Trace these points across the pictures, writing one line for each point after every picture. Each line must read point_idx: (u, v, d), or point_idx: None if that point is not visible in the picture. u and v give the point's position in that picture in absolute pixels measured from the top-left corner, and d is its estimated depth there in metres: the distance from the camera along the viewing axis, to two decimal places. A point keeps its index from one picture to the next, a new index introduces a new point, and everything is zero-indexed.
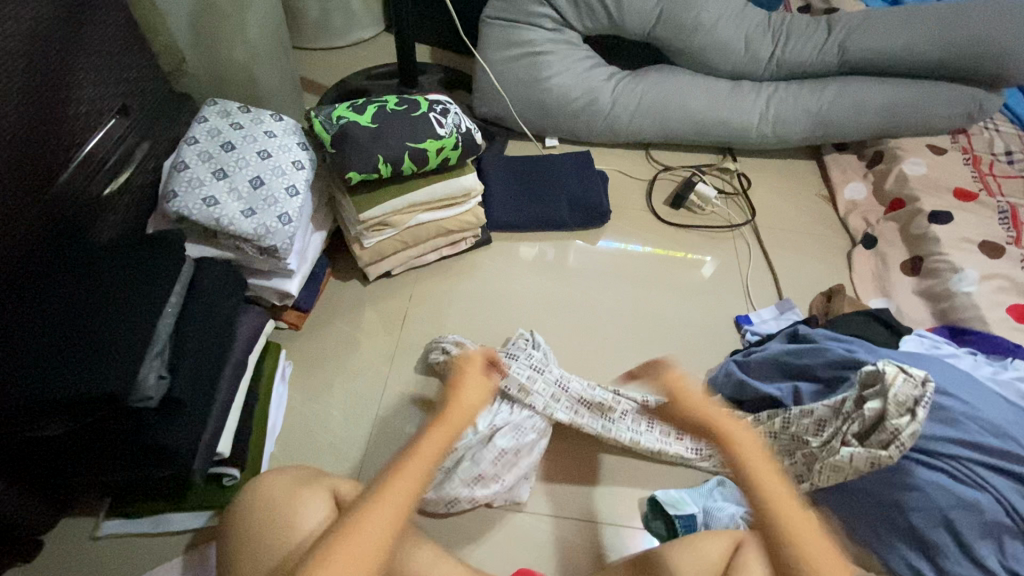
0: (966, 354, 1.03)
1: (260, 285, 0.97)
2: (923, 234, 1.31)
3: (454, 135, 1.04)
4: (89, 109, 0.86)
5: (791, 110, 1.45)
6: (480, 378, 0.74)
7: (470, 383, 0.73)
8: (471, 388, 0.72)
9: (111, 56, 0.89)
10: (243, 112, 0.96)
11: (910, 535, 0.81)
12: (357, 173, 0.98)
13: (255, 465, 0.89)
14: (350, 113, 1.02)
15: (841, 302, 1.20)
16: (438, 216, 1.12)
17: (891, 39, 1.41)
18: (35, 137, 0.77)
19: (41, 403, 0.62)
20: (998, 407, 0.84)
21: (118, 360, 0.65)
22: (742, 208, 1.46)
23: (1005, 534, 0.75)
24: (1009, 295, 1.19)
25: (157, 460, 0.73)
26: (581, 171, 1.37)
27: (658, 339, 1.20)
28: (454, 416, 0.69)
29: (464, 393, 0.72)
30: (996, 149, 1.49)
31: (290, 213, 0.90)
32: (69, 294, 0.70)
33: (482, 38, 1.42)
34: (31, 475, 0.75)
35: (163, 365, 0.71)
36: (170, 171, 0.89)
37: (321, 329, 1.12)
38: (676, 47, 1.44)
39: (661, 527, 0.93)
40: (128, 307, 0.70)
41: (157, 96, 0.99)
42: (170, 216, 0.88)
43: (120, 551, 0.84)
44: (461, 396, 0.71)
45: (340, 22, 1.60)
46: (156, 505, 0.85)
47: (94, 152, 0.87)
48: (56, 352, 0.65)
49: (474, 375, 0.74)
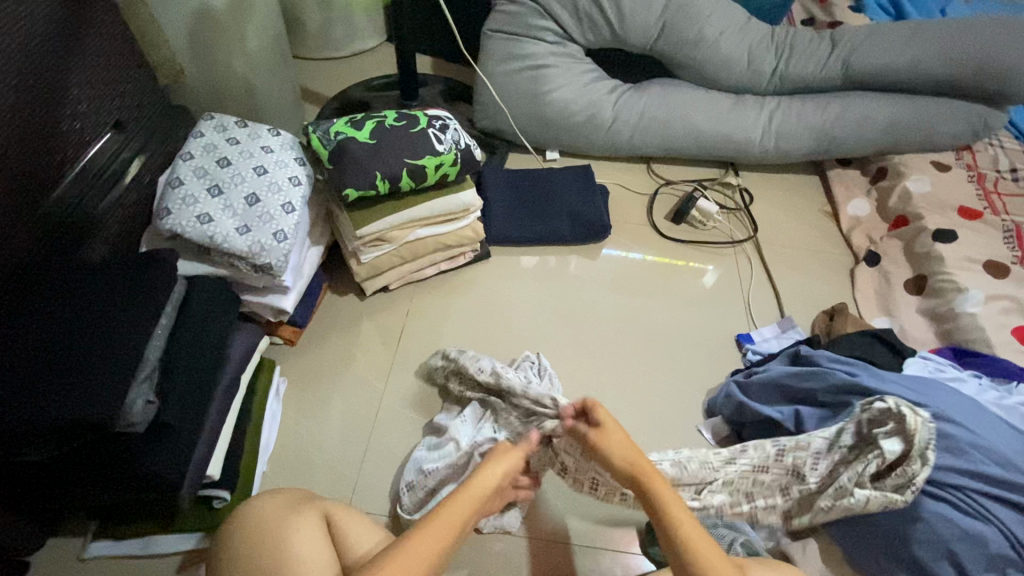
0: (972, 378, 1.01)
1: (255, 302, 0.95)
2: (927, 253, 1.29)
3: (453, 151, 1.03)
4: (83, 124, 0.85)
5: (794, 125, 1.44)
6: (513, 456, 0.81)
7: (500, 460, 0.80)
8: (502, 461, 0.79)
9: (107, 70, 0.89)
10: (240, 127, 0.95)
11: (914, 569, 0.78)
12: (354, 189, 0.97)
13: (247, 486, 0.88)
14: (348, 128, 1.01)
15: (843, 321, 1.18)
16: (436, 232, 1.11)
17: (896, 55, 1.40)
18: (27, 154, 0.77)
19: (25, 430, 0.61)
20: (1004, 436, 0.82)
21: (104, 387, 0.64)
22: (744, 223, 1.45)
23: (1010, 567, 0.74)
24: (1014, 317, 1.17)
25: (144, 485, 0.71)
26: (581, 185, 1.35)
27: (658, 357, 1.19)
28: (476, 489, 0.76)
29: (492, 467, 0.78)
30: (1001, 166, 1.47)
31: (286, 230, 0.89)
32: (57, 316, 0.69)
33: (483, 51, 1.42)
34: (16, 497, 0.74)
35: (151, 390, 0.70)
36: (165, 187, 0.88)
37: (317, 344, 1.11)
38: (678, 61, 1.43)
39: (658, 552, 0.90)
40: (117, 330, 0.68)
41: (154, 110, 0.99)
42: (163, 232, 0.87)
43: (107, 573, 0.83)
44: (492, 466, 0.78)
45: (341, 32, 1.60)
46: (144, 527, 0.83)
47: (88, 168, 0.86)
48: (41, 377, 0.64)
49: (510, 452, 0.81)
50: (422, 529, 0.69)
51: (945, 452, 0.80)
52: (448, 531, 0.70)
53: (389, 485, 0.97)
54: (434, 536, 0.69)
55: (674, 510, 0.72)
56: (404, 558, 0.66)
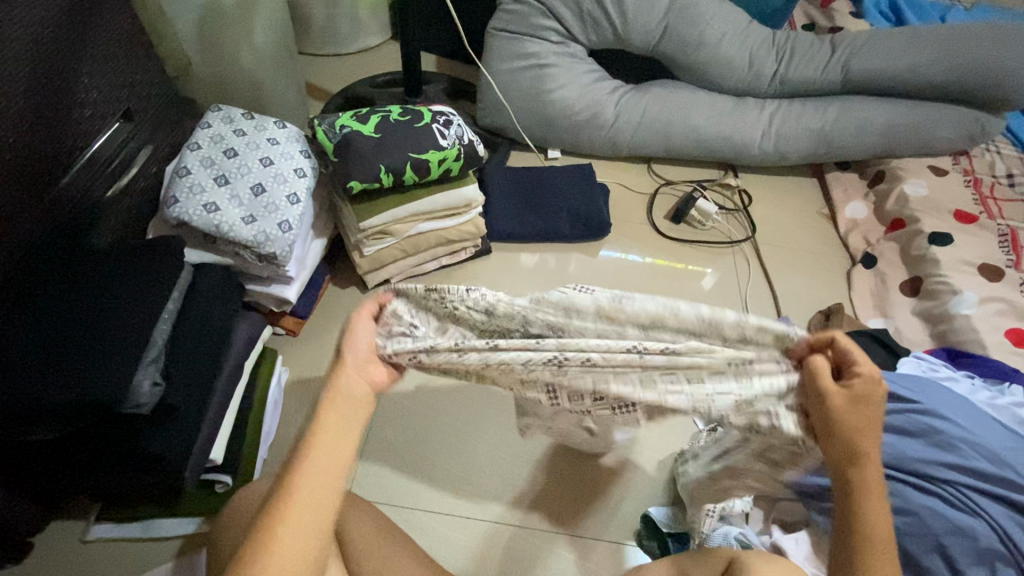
0: (964, 378, 1.03)
1: (259, 291, 0.97)
2: (923, 256, 1.31)
3: (456, 146, 1.05)
4: (93, 113, 0.87)
5: (794, 128, 1.45)
6: (369, 342, 0.60)
7: (355, 349, 0.59)
8: (358, 347, 0.59)
9: (116, 60, 0.90)
10: (247, 119, 0.97)
11: (903, 560, 0.79)
12: (359, 182, 0.98)
13: (248, 473, 0.89)
14: (354, 122, 1.02)
15: (838, 321, 1.20)
16: (438, 226, 1.12)
17: (894, 60, 1.42)
18: (38, 140, 0.78)
19: (34, 408, 0.63)
20: (993, 433, 0.83)
21: (112, 367, 0.65)
22: (743, 224, 1.46)
23: (999, 561, 0.74)
24: (1007, 319, 1.19)
25: (148, 467, 0.73)
26: (582, 183, 1.37)
27: None
28: (341, 397, 0.55)
29: (350, 364, 0.58)
30: (997, 172, 1.49)
31: (290, 220, 0.90)
32: (65, 298, 0.70)
33: (487, 49, 1.43)
34: (21, 477, 0.75)
35: (157, 372, 0.72)
36: (173, 176, 0.89)
37: (319, 335, 1.13)
38: (679, 63, 1.45)
39: (654, 547, 0.92)
40: (125, 313, 0.70)
41: (163, 101, 1.00)
42: (171, 221, 0.88)
43: (109, 554, 0.85)
44: (351, 357, 0.58)
45: (347, 29, 1.61)
46: (147, 510, 0.85)
47: (97, 156, 0.88)
48: (50, 357, 0.66)
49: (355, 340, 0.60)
50: (304, 463, 0.51)
51: (934, 447, 0.82)
52: (340, 446, 0.53)
53: (389, 474, 0.98)
54: (321, 462, 0.51)
55: (871, 497, 0.56)
56: (298, 500, 0.50)
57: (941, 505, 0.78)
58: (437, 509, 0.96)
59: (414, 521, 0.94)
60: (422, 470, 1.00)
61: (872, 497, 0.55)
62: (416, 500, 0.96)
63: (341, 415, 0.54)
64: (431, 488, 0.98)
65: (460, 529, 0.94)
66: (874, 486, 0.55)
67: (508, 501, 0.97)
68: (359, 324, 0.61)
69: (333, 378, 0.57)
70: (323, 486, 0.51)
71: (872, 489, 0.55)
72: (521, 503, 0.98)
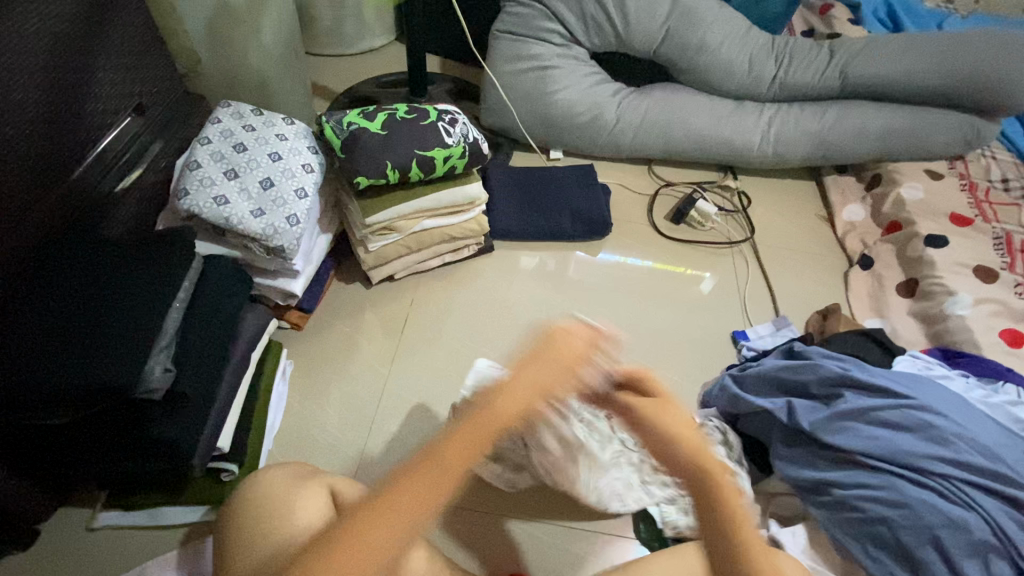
0: (959, 377, 1.04)
1: (266, 284, 0.98)
2: (919, 258, 1.33)
3: (461, 144, 1.07)
4: (106, 107, 0.88)
5: (792, 131, 1.48)
6: (564, 356, 0.54)
7: (545, 360, 0.54)
8: (553, 356, 0.54)
9: (129, 55, 0.92)
10: (256, 115, 0.98)
11: (898, 553, 0.80)
12: (365, 178, 1.00)
13: (253, 462, 0.91)
14: (361, 119, 1.04)
15: (835, 321, 1.21)
16: (442, 223, 1.14)
17: (891, 66, 1.45)
18: (53, 132, 0.79)
19: (51, 392, 0.65)
20: (987, 429, 0.84)
21: (125, 353, 0.67)
22: (742, 225, 1.48)
23: (992, 554, 0.76)
24: (1001, 320, 1.21)
25: (159, 453, 0.75)
26: (584, 183, 1.39)
27: (655, 350, 1.22)
28: (503, 413, 0.51)
29: (532, 374, 0.53)
30: (992, 176, 1.51)
31: (298, 214, 0.92)
32: (81, 286, 0.72)
33: (491, 51, 1.45)
34: (32, 462, 0.76)
35: (168, 359, 0.73)
36: (183, 169, 0.91)
37: (323, 329, 1.14)
38: (680, 66, 1.47)
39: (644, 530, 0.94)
40: (138, 301, 0.71)
41: (173, 96, 1.02)
42: (181, 213, 0.90)
43: (115, 541, 0.86)
44: (536, 366, 0.53)
45: (352, 30, 1.63)
46: (154, 498, 0.86)
47: (109, 149, 0.90)
48: (65, 343, 0.67)
49: (568, 349, 0.54)
50: (417, 475, 0.49)
51: (931, 442, 0.83)
52: (443, 480, 0.49)
53: (391, 466, 1.00)
54: (427, 482, 0.49)
55: (728, 502, 0.58)
56: (386, 514, 0.48)
57: (938, 499, 0.79)
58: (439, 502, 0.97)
59: (416, 512, 0.96)
60: None
61: (724, 505, 0.58)
62: None
63: (464, 448, 0.51)
64: None
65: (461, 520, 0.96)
66: (723, 494, 0.58)
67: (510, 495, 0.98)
68: (577, 331, 0.56)
69: (480, 406, 0.52)
70: (426, 495, 0.49)
71: (722, 499, 0.58)
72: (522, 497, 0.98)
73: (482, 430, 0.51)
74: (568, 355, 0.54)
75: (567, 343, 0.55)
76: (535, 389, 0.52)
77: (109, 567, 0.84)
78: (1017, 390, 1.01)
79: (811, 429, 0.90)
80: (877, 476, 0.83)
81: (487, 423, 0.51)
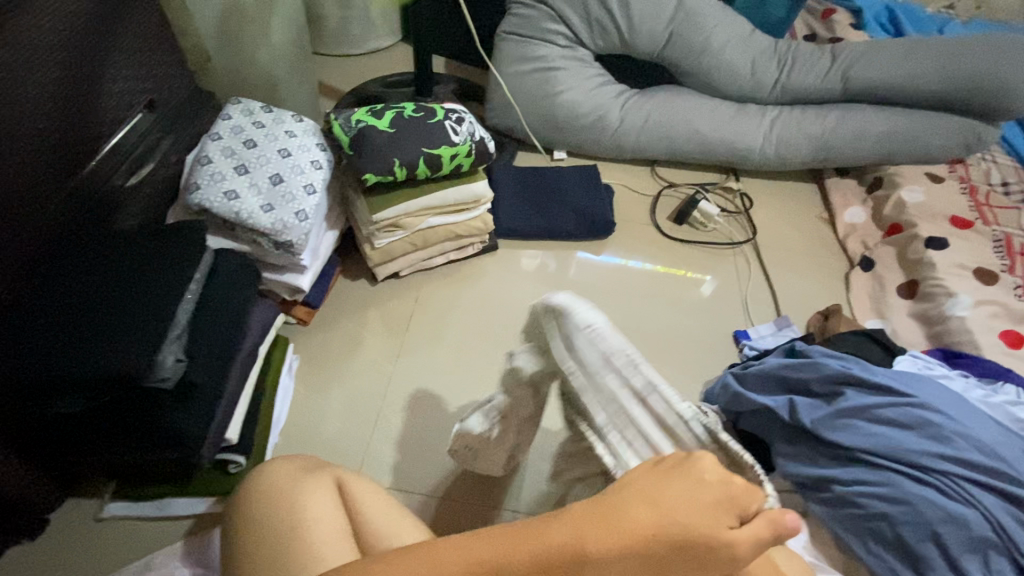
0: (959, 377, 1.05)
1: (274, 279, 1.00)
2: (920, 260, 1.34)
3: (467, 143, 1.08)
4: (119, 103, 0.90)
5: (795, 134, 1.49)
6: (679, 490, 0.42)
7: (655, 493, 0.42)
8: (669, 500, 0.42)
9: (143, 52, 0.93)
10: (266, 112, 1.00)
11: (899, 550, 0.79)
12: (373, 175, 1.01)
13: (260, 454, 0.92)
14: (369, 117, 1.05)
15: (836, 321, 1.22)
16: (447, 221, 1.15)
17: (893, 70, 1.46)
18: (68, 127, 0.81)
19: (67, 380, 0.66)
20: (987, 427, 0.84)
21: (139, 343, 0.69)
22: (744, 226, 1.49)
23: (991, 550, 0.76)
24: (1001, 321, 1.22)
25: (170, 441, 0.76)
26: (588, 184, 1.40)
27: (657, 349, 1.24)
28: (560, 540, 0.40)
29: (628, 509, 0.41)
30: (992, 180, 1.53)
31: (307, 210, 0.93)
32: (96, 278, 0.74)
33: (497, 51, 1.47)
34: (43, 451, 0.77)
35: (180, 350, 0.75)
36: (194, 164, 0.92)
37: (328, 325, 1.15)
38: (684, 69, 1.48)
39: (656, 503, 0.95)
40: (151, 293, 0.73)
41: (183, 93, 1.03)
42: (192, 208, 0.91)
43: (123, 532, 0.87)
44: (640, 503, 0.41)
45: (358, 31, 1.65)
46: (162, 489, 0.87)
47: (121, 143, 0.91)
48: (80, 333, 0.69)
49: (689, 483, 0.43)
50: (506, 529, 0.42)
51: (931, 440, 0.83)
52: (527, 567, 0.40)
53: (395, 461, 1.00)
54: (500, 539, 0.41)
55: None
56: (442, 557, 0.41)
57: (939, 496, 0.78)
58: (443, 496, 0.97)
59: (420, 506, 0.96)
60: (428, 458, 1.01)
61: None
62: (422, 487, 0.98)
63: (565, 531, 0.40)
64: (437, 476, 0.99)
65: (465, 514, 0.96)
66: None
67: (514, 490, 0.99)
68: (712, 476, 0.44)
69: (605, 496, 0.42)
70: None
71: None
72: (526, 493, 0.99)
73: (527, 546, 0.41)
74: (690, 499, 0.42)
75: (689, 479, 0.43)
76: (615, 526, 0.40)
77: (117, 557, 0.84)
78: (1016, 390, 1.01)
79: (811, 426, 0.89)
80: (878, 474, 0.82)
81: (538, 543, 0.40)
